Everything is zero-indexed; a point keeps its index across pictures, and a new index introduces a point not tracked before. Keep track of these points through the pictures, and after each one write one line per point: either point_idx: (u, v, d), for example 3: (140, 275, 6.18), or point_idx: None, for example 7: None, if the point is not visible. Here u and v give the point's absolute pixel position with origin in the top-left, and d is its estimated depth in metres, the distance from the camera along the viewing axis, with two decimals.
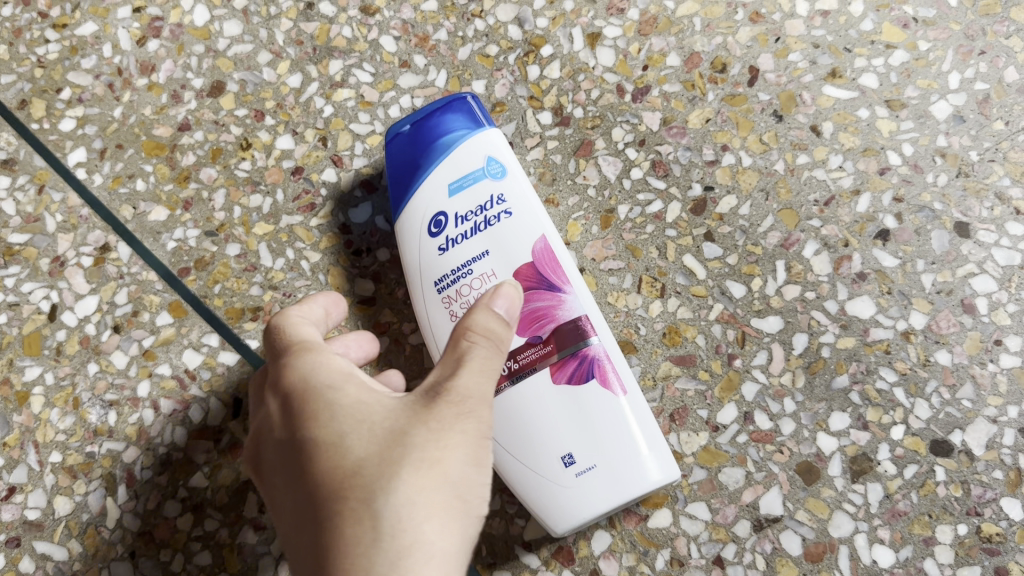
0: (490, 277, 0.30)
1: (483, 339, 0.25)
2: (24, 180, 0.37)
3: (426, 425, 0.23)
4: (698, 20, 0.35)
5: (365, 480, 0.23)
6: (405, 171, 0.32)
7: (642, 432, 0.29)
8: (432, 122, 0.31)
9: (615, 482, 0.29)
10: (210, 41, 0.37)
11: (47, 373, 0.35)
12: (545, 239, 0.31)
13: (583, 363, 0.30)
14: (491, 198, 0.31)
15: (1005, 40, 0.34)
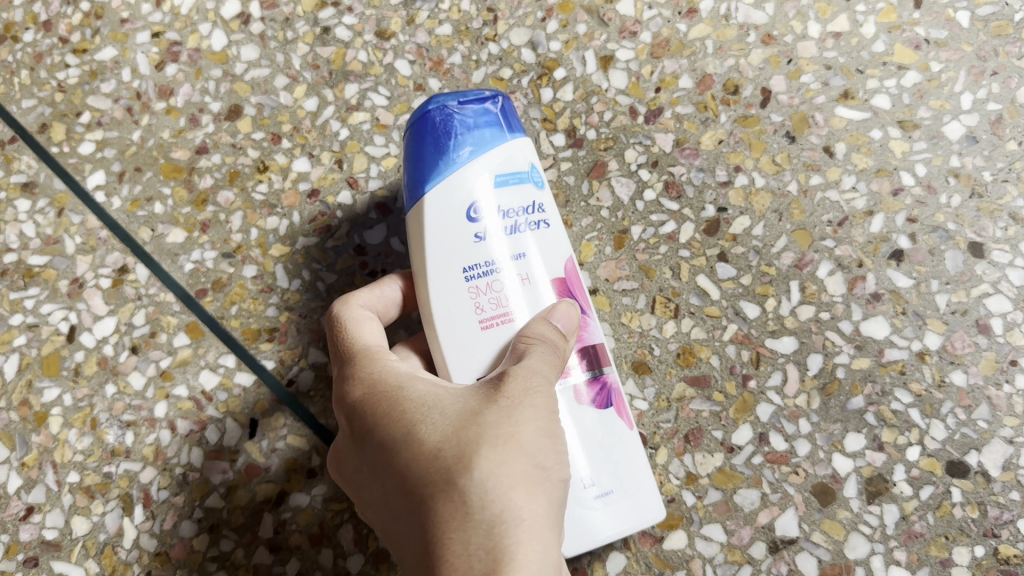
0: (525, 279, 0.28)
1: (544, 340, 0.27)
2: (44, 203, 0.37)
3: (498, 404, 0.25)
4: (711, 42, 0.35)
5: (445, 460, 0.24)
6: (443, 152, 0.28)
7: (648, 469, 0.29)
8: (483, 106, 0.28)
9: (627, 513, 0.28)
10: (227, 66, 0.37)
11: (65, 394, 0.35)
12: (571, 258, 0.30)
13: (603, 389, 0.28)
14: (534, 205, 0.29)
15: (1018, 61, 0.35)
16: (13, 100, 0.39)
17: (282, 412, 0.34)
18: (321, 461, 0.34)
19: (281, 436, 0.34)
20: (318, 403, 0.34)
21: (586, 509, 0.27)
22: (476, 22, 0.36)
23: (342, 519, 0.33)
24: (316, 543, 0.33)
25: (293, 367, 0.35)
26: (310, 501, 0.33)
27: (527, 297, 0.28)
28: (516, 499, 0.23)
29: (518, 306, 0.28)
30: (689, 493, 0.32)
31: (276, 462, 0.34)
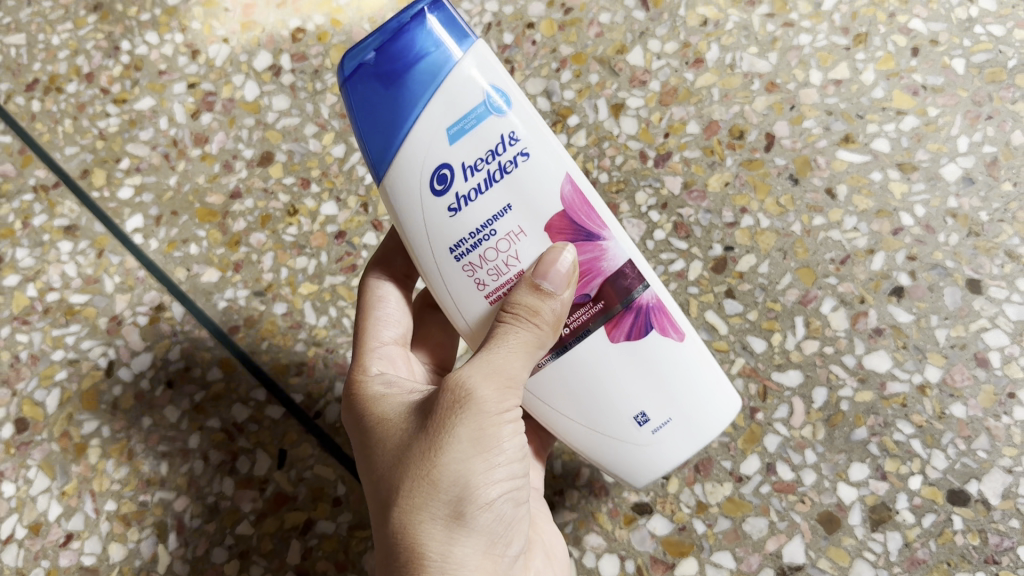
0: (517, 236, 0.27)
1: (523, 322, 0.26)
2: (85, 245, 0.39)
3: (424, 434, 0.25)
4: (716, 91, 0.37)
5: (379, 498, 0.26)
6: (385, 117, 0.27)
7: (705, 374, 0.29)
8: (402, 43, 0.26)
9: (689, 431, 0.29)
10: (259, 115, 0.39)
11: (104, 426, 0.37)
12: (570, 181, 0.27)
13: (639, 315, 0.28)
14: (503, 138, 0.27)
15: (1011, 106, 0.36)
16: (58, 147, 0.41)
17: (309, 443, 0.36)
18: (346, 490, 0.35)
19: (308, 466, 0.35)
20: (343, 434, 0.36)
21: (646, 443, 0.29)
22: None
23: (366, 546, 0.34)
24: (341, 568, 0.34)
25: (320, 400, 0.36)
26: (336, 529, 0.35)
27: (524, 254, 0.27)
28: (433, 542, 0.24)
29: (515, 270, 0.28)
30: (699, 521, 0.33)
31: (303, 491, 0.35)
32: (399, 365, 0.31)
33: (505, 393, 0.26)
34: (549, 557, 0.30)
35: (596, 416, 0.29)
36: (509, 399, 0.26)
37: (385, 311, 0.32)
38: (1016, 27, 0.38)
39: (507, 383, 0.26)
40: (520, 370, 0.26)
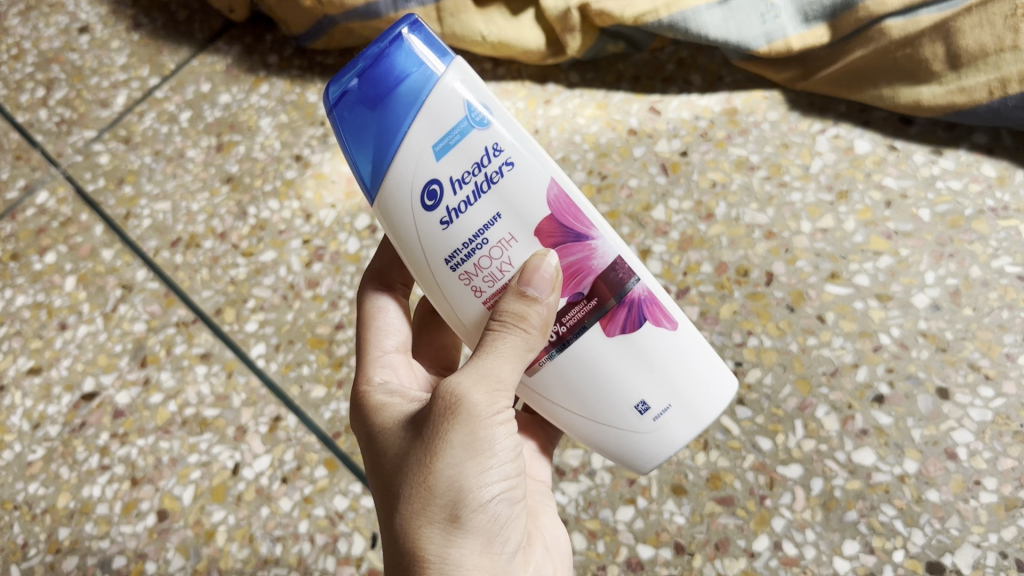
0: (509, 242, 0.33)
1: (512, 327, 0.32)
2: (217, 368, 0.49)
3: (422, 443, 0.31)
4: (725, 238, 0.47)
5: (387, 500, 0.32)
6: (374, 135, 0.32)
7: (694, 360, 0.35)
8: (382, 70, 0.31)
9: (684, 414, 0.35)
10: (359, 263, 0.50)
11: (230, 515, 0.45)
12: (554, 188, 0.32)
13: (632, 310, 0.33)
14: (486, 151, 0.32)
15: (969, 246, 0.45)
16: (197, 290, 0.52)
17: None
18: None
19: None
20: None
21: (652, 428, 0.35)
22: None
23: None
24: None
25: None
26: None
27: (516, 257, 0.33)
28: (433, 543, 0.30)
29: (509, 272, 0.33)
30: None
31: None
32: (398, 368, 0.38)
33: (495, 398, 0.31)
34: (550, 557, 0.36)
35: (603, 406, 0.34)
36: (498, 404, 0.31)
37: (385, 319, 0.39)
38: (972, 181, 0.47)
39: (495, 389, 0.31)
40: (509, 372, 0.32)
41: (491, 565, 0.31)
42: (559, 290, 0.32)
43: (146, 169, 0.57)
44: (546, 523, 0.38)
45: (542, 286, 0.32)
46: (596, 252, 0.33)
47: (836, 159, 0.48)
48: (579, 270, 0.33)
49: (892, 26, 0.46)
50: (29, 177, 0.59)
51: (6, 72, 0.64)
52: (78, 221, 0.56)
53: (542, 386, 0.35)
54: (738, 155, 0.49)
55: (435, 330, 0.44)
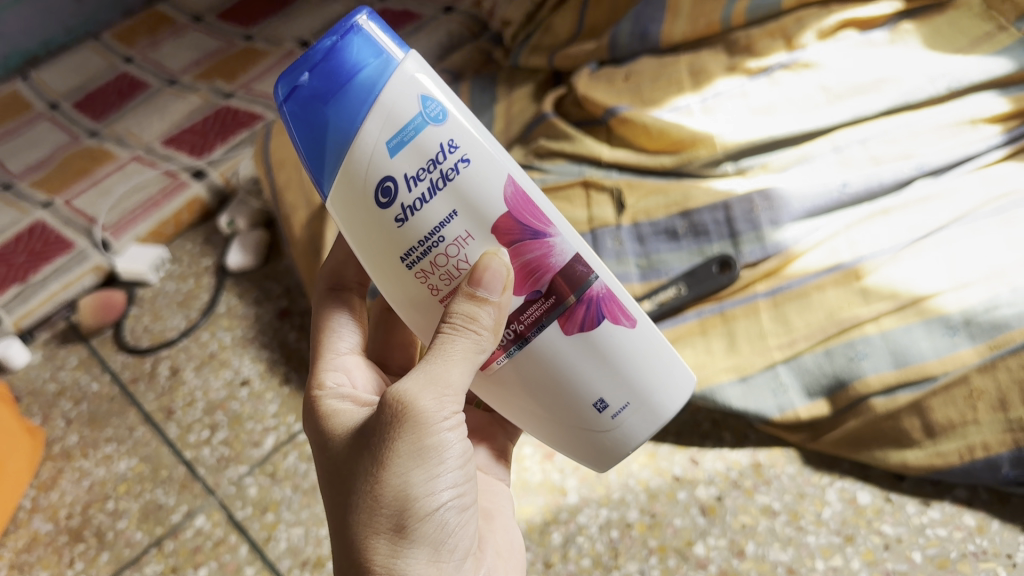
0: (467, 238, 0.44)
1: (466, 325, 0.43)
2: None
3: (373, 452, 0.43)
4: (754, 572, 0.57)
5: (343, 503, 0.43)
6: (330, 124, 0.42)
7: (643, 355, 0.48)
8: (333, 67, 0.41)
9: (636, 406, 0.48)
10: None
11: None
12: (509, 189, 0.44)
13: (591, 309, 0.46)
14: (442, 147, 0.43)
15: None
16: None
17: None
18: None
19: None
20: None
21: (615, 422, 0.48)
22: (606, 556, 0.60)
23: None
24: None
25: None
26: None
27: (473, 252, 0.44)
28: (384, 539, 0.42)
29: (467, 264, 0.44)
30: None
31: None
32: (351, 372, 0.54)
33: (439, 403, 0.43)
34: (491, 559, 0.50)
35: (570, 396, 0.47)
36: (441, 408, 0.43)
37: (339, 318, 0.56)
38: (955, 528, 0.57)
39: (439, 397, 0.43)
40: (451, 374, 0.43)
41: (434, 561, 0.44)
42: (507, 288, 0.44)
43: (286, 500, 0.71)
44: (500, 525, 0.54)
45: (492, 286, 0.43)
46: (554, 252, 0.45)
47: (843, 508, 0.59)
48: (536, 269, 0.45)
49: (876, 402, 0.59)
50: (190, 502, 0.73)
51: (179, 416, 0.81)
52: (228, 541, 0.70)
53: (524, 375, 0.47)
54: (763, 501, 0.61)
55: (389, 329, 0.63)
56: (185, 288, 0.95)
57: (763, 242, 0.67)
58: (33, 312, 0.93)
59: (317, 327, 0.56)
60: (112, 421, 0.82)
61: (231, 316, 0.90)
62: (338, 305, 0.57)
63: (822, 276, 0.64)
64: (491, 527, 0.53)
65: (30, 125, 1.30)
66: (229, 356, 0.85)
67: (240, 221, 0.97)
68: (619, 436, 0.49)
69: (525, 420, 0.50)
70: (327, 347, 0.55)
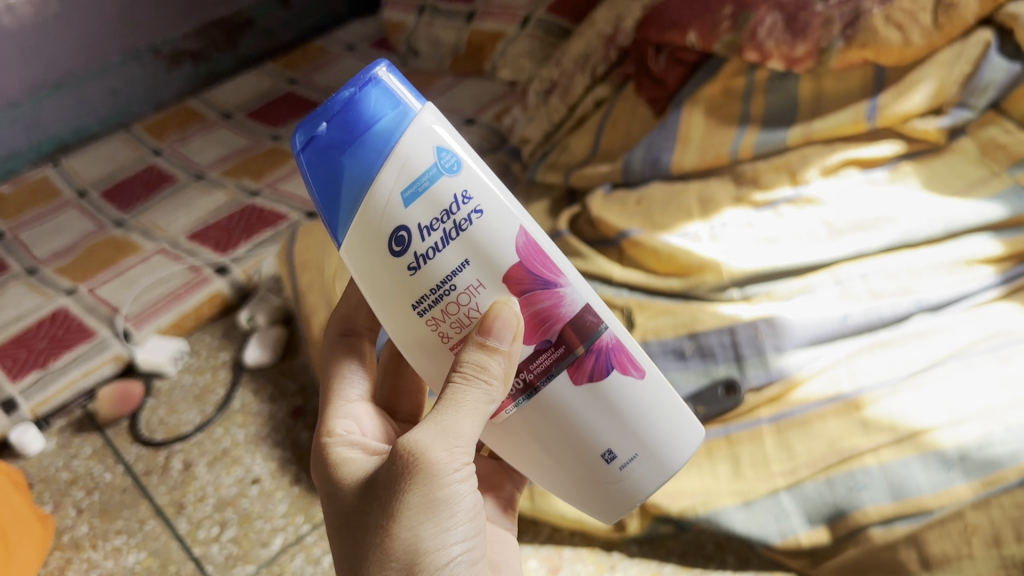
0: (479, 288, 0.46)
1: (476, 373, 0.46)
2: None
3: (385, 505, 0.45)
4: None
5: (354, 555, 0.46)
6: (348, 171, 0.45)
7: (651, 407, 0.50)
8: (351, 117, 0.44)
9: (644, 458, 0.50)
10: None
11: None
12: (521, 241, 0.46)
13: (600, 361, 0.48)
14: (457, 198, 0.46)
15: None
16: None
17: None
18: None
19: None
20: None
21: (623, 473, 0.50)
22: None
23: None
24: None
25: None
26: None
27: (484, 301, 0.47)
28: None
29: (478, 312, 0.47)
30: None
31: None
32: (361, 418, 0.57)
33: (449, 455, 0.46)
34: None
35: (579, 448, 0.49)
36: (452, 460, 0.46)
37: (350, 366, 0.60)
38: None
39: (449, 447, 0.46)
40: (461, 425, 0.46)
41: None
42: (518, 338, 0.46)
43: None
44: (507, 573, 0.58)
45: (502, 336, 0.46)
46: (564, 301, 0.48)
47: None
48: (546, 318, 0.47)
49: (875, 533, 0.60)
50: None
51: (189, 511, 0.82)
52: None
53: (534, 425, 0.50)
54: None
55: (397, 373, 0.66)
56: (201, 381, 0.98)
57: (767, 367, 0.70)
58: (50, 400, 0.95)
59: (330, 375, 0.60)
60: (123, 513, 0.84)
61: (246, 413, 0.92)
62: (351, 354, 0.61)
63: (824, 404, 0.66)
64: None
65: (57, 212, 1.34)
66: (241, 453, 0.87)
67: (260, 317, 1.00)
68: (628, 488, 0.51)
69: (535, 470, 0.52)
70: (339, 395, 0.58)
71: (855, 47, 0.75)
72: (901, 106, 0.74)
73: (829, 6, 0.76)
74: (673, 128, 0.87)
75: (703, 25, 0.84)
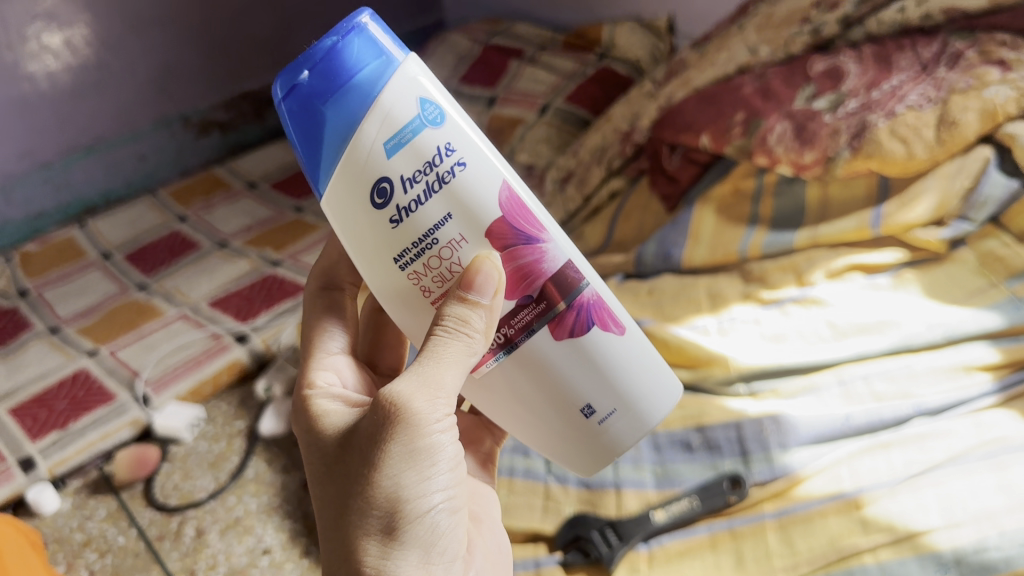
0: (462, 241, 0.49)
1: (460, 327, 0.49)
2: None
3: (367, 455, 0.48)
4: None
5: (339, 502, 0.49)
6: (331, 120, 0.47)
7: (629, 360, 0.54)
8: (332, 68, 0.46)
9: (621, 408, 0.54)
10: None
11: None
12: (503, 195, 0.49)
13: (580, 316, 0.52)
14: (439, 150, 0.48)
15: None
16: None
17: None
18: None
19: None
20: None
21: (602, 426, 0.54)
22: None
23: None
24: None
25: None
26: None
27: (467, 253, 0.50)
28: (377, 534, 0.48)
29: (460, 264, 0.50)
30: None
31: None
32: (342, 372, 0.60)
33: (431, 406, 0.48)
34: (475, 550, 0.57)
35: (560, 398, 0.53)
36: (433, 411, 0.48)
37: (331, 321, 0.63)
38: None
39: (432, 398, 0.48)
40: (442, 375, 0.49)
41: (424, 554, 0.50)
42: (499, 293, 0.49)
43: None
44: (486, 528, 0.63)
45: (485, 289, 0.49)
46: (546, 257, 0.51)
47: None
48: (528, 273, 0.51)
49: None
50: None
51: None
52: None
53: (516, 379, 0.53)
54: None
55: (377, 329, 0.70)
56: (216, 448, 1.00)
57: (772, 463, 0.72)
58: (68, 460, 0.97)
59: (312, 330, 0.63)
60: None
61: (258, 482, 0.94)
62: (331, 309, 0.64)
63: (825, 502, 0.68)
64: (481, 530, 0.62)
65: (82, 272, 1.38)
66: (253, 522, 0.89)
67: (276, 388, 1.02)
68: (605, 439, 0.55)
69: (515, 424, 0.56)
70: (320, 348, 0.61)
71: (861, 157, 0.79)
72: (905, 215, 0.78)
73: (836, 118, 0.82)
74: (684, 226, 0.92)
75: (716, 128, 0.90)
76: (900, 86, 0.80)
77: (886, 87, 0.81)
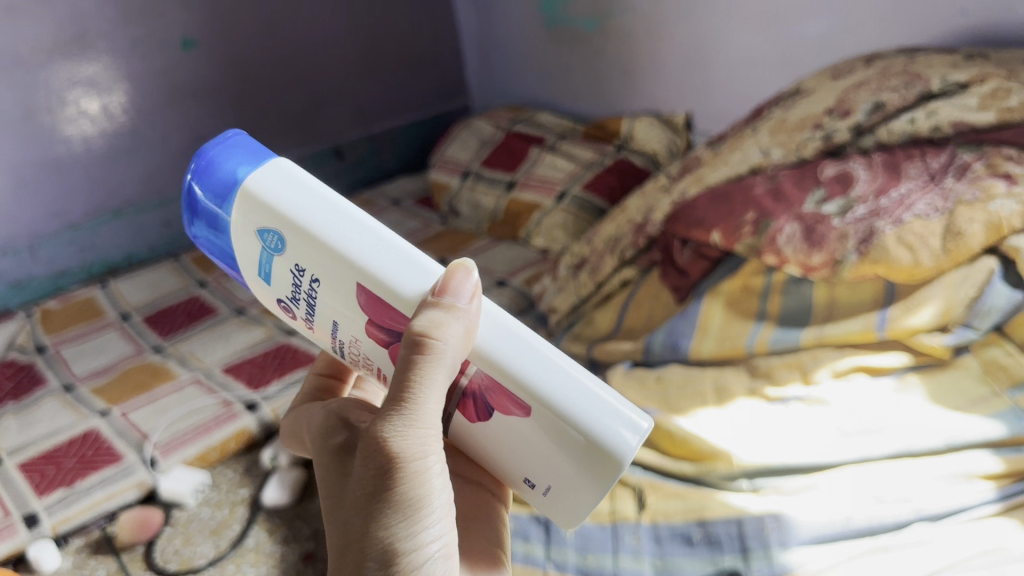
0: (354, 340, 0.54)
1: (435, 343, 0.47)
2: None
3: (364, 501, 0.47)
4: None
5: (343, 549, 0.48)
6: (227, 254, 0.56)
7: (557, 425, 0.50)
8: (203, 213, 0.55)
9: (570, 475, 0.52)
10: None
11: None
12: (359, 293, 0.51)
13: (478, 399, 0.53)
14: (295, 268, 0.52)
15: None
16: None
17: None
18: None
19: None
20: None
21: (550, 497, 0.55)
22: None
23: None
24: None
25: None
26: None
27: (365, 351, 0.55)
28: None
29: (366, 358, 0.56)
30: None
31: None
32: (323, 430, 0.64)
33: (417, 441, 0.47)
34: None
35: (509, 463, 0.55)
36: (419, 446, 0.47)
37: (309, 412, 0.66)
38: None
39: (418, 433, 0.47)
40: (430, 399, 0.48)
41: None
42: (468, 302, 0.49)
43: None
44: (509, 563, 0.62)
45: (455, 296, 0.49)
46: None
47: None
48: None
49: None
50: None
51: None
52: None
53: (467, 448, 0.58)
54: None
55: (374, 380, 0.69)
56: (219, 515, 1.00)
57: (772, 561, 0.71)
58: (71, 518, 0.98)
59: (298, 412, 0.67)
60: None
61: (258, 552, 0.93)
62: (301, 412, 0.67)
63: None
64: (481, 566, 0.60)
65: (100, 331, 1.40)
66: None
67: (282, 457, 1.04)
68: (568, 502, 0.54)
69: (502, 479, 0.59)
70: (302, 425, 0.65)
71: (868, 262, 0.80)
72: (909, 319, 0.79)
73: (844, 222, 0.84)
74: (693, 318, 0.94)
75: (726, 227, 0.93)
76: (908, 195, 0.83)
77: (894, 195, 0.83)
